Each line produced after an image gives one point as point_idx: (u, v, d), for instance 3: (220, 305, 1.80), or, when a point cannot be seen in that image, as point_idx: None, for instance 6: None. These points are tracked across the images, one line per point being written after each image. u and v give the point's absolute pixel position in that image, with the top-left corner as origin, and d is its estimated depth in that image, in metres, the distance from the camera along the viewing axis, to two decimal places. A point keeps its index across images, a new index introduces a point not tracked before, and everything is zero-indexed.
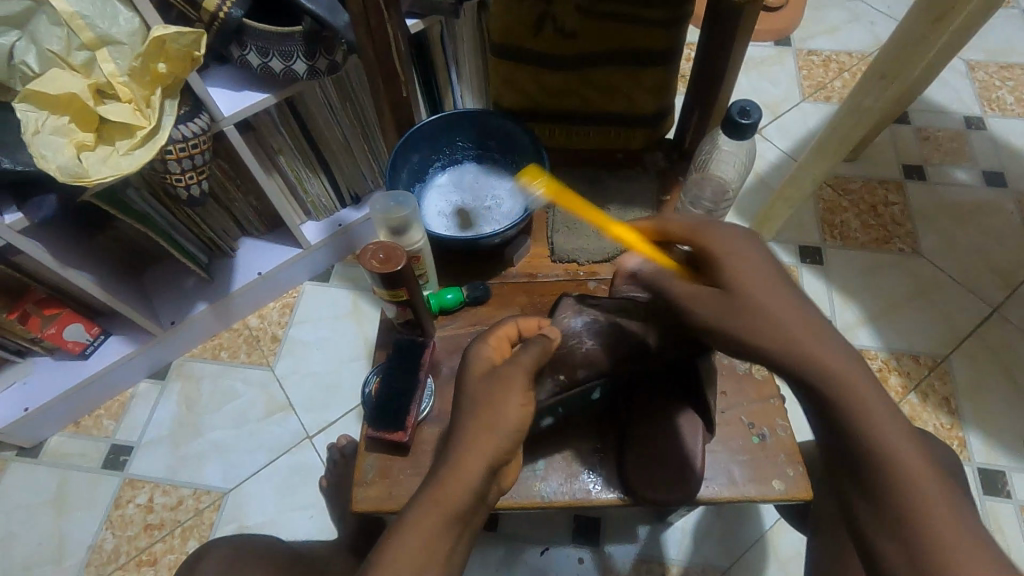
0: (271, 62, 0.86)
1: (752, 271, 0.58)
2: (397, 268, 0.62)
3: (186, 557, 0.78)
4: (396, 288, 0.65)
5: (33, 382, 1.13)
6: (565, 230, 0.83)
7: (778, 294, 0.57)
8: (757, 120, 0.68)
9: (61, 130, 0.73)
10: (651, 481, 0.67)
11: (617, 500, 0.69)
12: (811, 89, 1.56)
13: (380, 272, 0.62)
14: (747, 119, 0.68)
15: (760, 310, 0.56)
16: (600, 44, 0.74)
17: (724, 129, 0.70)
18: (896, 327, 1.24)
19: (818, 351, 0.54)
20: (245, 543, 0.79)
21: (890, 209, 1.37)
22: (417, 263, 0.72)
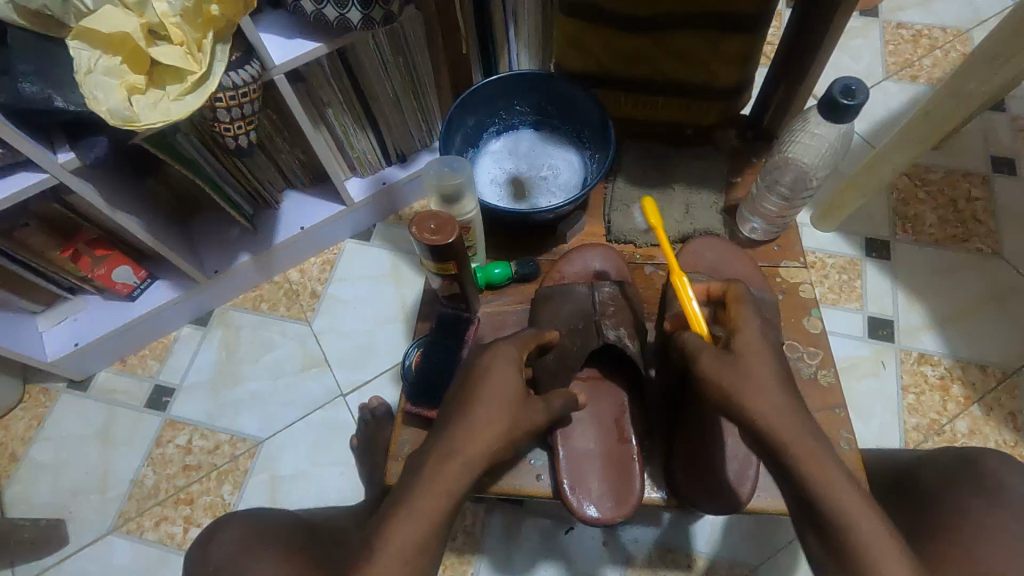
0: (326, 9, 0.83)
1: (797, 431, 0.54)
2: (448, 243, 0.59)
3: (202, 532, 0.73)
4: (446, 261, 0.62)
5: (83, 318, 1.17)
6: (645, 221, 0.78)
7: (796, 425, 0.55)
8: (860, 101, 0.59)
9: (113, 72, 0.70)
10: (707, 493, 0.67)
11: (658, 499, 0.71)
12: (896, 66, 1.44)
13: (430, 243, 0.59)
14: (847, 101, 0.59)
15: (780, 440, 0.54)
16: (681, 6, 0.65)
17: (822, 108, 0.62)
18: (965, 334, 1.15)
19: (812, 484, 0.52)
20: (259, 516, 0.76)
21: (971, 205, 1.26)
22: (467, 235, 0.69)
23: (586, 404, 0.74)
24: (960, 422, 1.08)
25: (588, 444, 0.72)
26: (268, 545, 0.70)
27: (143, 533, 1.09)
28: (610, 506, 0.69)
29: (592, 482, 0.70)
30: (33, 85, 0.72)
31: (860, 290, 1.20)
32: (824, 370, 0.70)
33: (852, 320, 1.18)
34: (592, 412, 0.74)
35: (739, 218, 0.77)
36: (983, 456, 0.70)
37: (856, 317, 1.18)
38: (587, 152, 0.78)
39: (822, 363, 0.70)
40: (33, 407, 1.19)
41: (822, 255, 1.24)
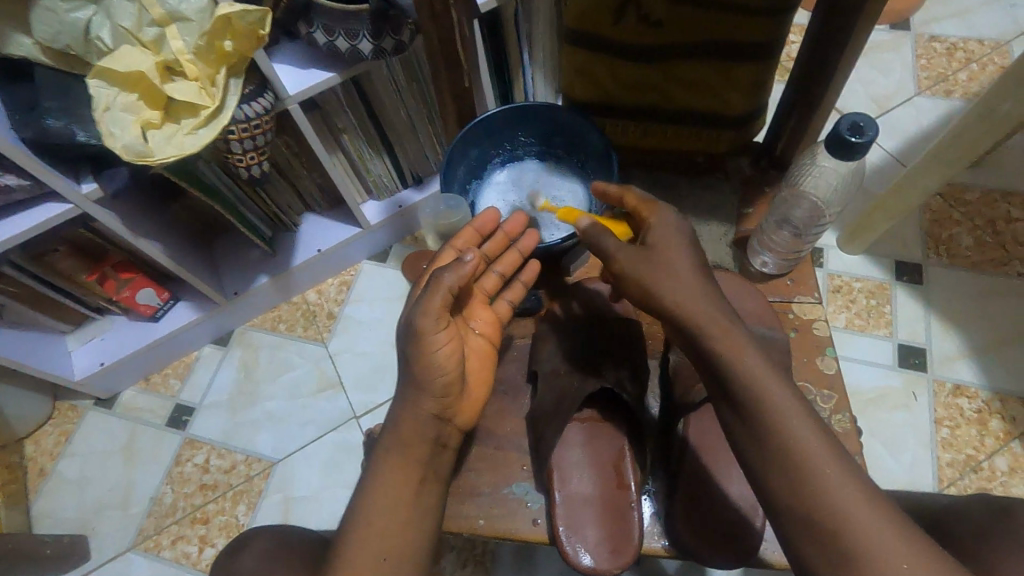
0: (337, 40, 0.84)
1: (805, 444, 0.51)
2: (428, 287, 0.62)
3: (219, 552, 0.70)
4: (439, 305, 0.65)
5: (109, 338, 1.20)
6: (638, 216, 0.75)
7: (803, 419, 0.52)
8: (874, 137, 0.56)
9: (130, 108, 0.73)
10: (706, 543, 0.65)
11: (660, 549, 0.69)
12: (929, 81, 1.38)
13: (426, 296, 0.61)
14: (858, 139, 0.56)
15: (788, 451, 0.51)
16: (689, 36, 0.63)
17: (830, 149, 0.59)
18: (1004, 364, 1.09)
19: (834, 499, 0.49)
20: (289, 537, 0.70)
21: (1011, 226, 1.20)
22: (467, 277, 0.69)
23: (583, 447, 0.71)
24: (999, 459, 1.02)
25: (585, 489, 0.69)
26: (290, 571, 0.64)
27: (161, 551, 1.11)
28: (606, 555, 0.65)
29: (589, 529, 0.67)
30: (57, 120, 0.75)
31: (889, 315, 1.15)
32: (841, 411, 0.67)
33: (881, 347, 1.12)
34: (590, 457, 0.71)
35: (749, 251, 0.74)
36: None
37: (885, 344, 1.13)
38: (591, 181, 0.77)
39: (838, 406, 0.66)
40: (62, 423, 1.23)
41: (848, 279, 1.19)
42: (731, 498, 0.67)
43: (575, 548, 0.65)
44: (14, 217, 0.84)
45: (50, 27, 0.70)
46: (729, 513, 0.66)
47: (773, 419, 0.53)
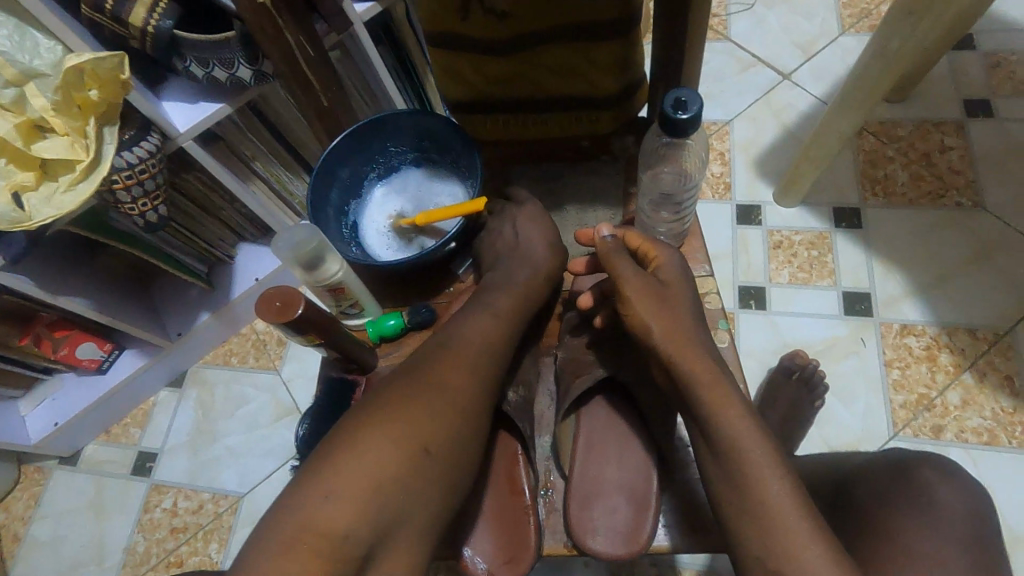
0: (214, 71, 0.82)
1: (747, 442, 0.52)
2: (298, 313, 0.52)
3: None
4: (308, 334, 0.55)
5: (61, 397, 1.20)
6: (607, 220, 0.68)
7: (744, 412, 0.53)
8: (698, 110, 0.52)
9: (1, 174, 0.72)
10: (597, 529, 0.59)
11: None
12: (852, 19, 1.35)
13: (277, 321, 0.52)
14: (685, 114, 0.52)
15: (732, 444, 0.52)
16: (541, 23, 0.61)
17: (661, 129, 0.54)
18: (949, 298, 1.08)
19: (764, 491, 0.50)
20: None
21: (945, 156, 1.18)
22: (343, 295, 0.62)
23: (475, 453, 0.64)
24: (951, 394, 1.01)
25: (480, 496, 0.62)
26: None
27: None
28: (501, 562, 0.59)
29: (482, 535, 0.60)
30: None
31: (831, 264, 1.14)
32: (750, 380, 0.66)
33: (827, 298, 1.11)
34: (485, 463, 0.64)
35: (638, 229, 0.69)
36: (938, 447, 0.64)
37: (829, 294, 1.11)
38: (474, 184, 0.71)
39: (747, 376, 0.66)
40: (30, 486, 1.24)
41: (788, 233, 1.17)
42: (623, 491, 0.61)
43: (466, 554, 0.59)
44: None
45: None
46: (626, 496, 0.60)
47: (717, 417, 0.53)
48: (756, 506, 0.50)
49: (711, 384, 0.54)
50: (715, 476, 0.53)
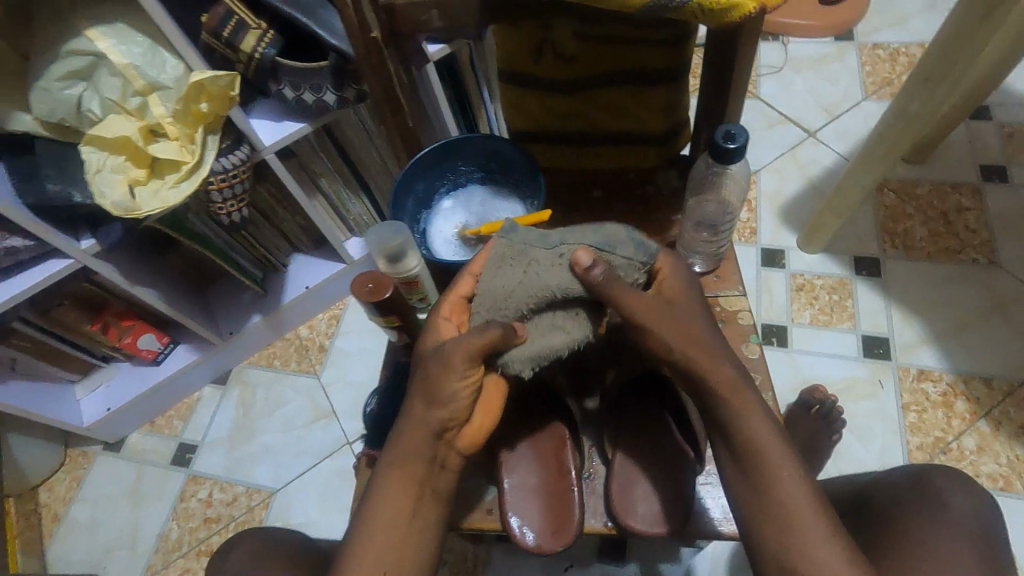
0: (303, 94, 0.93)
1: (772, 455, 0.58)
2: (386, 295, 0.62)
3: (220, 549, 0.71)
4: (389, 315, 0.65)
5: (115, 384, 1.28)
6: (619, 239, 0.65)
7: (764, 422, 0.59)
8: (746, 142, 0.60)
9: (119, 168, 0.82)
10: (636, 512, 0.67)
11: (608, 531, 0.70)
12: (875, 86, 1.46)
13: (369, 301, 0.62)
14: (734, 144, 0.60)
15: (755, 452, 0.58)
16: (604, 67, 0.70)
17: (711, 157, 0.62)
18: (965, 347, 1.13)
19: (786, 494, 0.56)
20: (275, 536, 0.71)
21: (962, 215, 1.25)
22: (417, 289, 0.71)
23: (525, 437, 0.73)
24: (967, 439, 1.05)
25: (533, 474, 0.70)
26: None
27: None
28: (548, 535, 0.67)
29: (533, 510, 0.68)
30: (56, 185, 0.84)
31: (851, 309, 1.19)
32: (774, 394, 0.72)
33: (846, 340, 1.17)
34: (537, 446, 0.72)
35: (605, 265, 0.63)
36: None
37: (849, 337, 1.17)
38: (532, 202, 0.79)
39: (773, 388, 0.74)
40: (73, 469, 1.30)
41: (810, 277, 1.24)
42: (659, 477, 0.69)
43: (517, 527, 0.67)
44: (20, 275, 0.93)
45: (46, 104, 0.79)
46: (661, 481, 0.68)
47: (746, 429, 0.58)
48: (778, 508, 0.56)
49: (733, 393, 0.59)
50: (737, 481, 0.59)
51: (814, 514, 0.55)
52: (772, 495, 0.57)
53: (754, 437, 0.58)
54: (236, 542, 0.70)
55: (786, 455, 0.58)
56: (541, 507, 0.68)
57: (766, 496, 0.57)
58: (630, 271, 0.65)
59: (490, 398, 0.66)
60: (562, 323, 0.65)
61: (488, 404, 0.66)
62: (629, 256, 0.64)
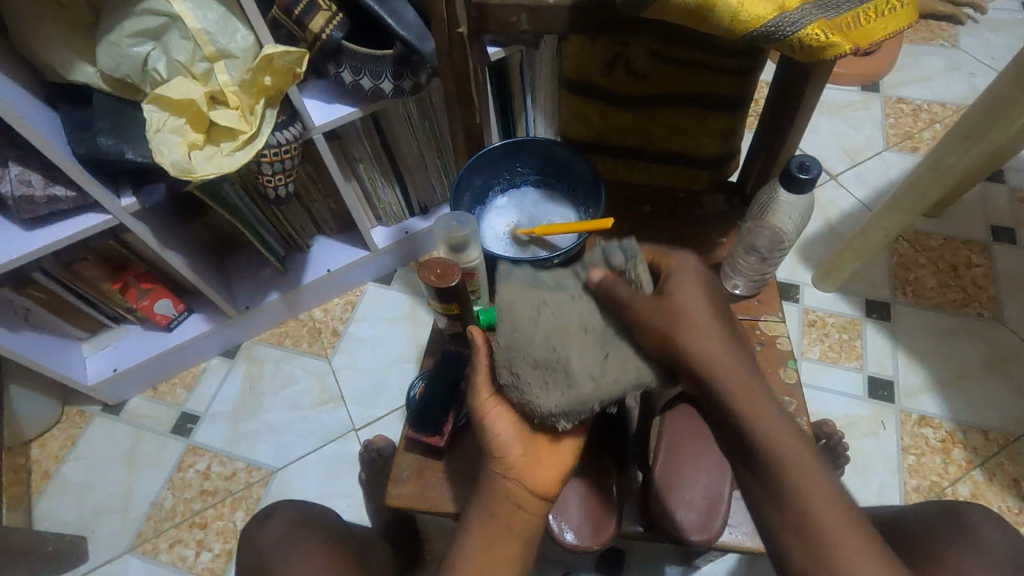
0: (362, 79, 0.94)
1: (795, 459, 0.53)
2: (453, 283, 0.66)
3: (254, 516, 0.78)
4: (449, 302, 0.68)
5: (123, 346, 1.26)
6: (608, 250, 0.66)
7: (779, 421, 0.54)
8: (817, 176, 0.67)
9: (178, 130, 0.83)
10: (676, 518, 0.67)
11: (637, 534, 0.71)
12: (897, 138, 1.51)
13: (435, 285, 0.66)
14: (807, 175, 0.67)
15: (765, 451, 0.53)
16: (670, 87, 0.75)
17: (783, 183, 0.69)
18: (965, 397, 1.16)
19: (809, 503, 0.52)
20: (310, 511, 0.77)
21: (971, 271, 1.30)
22: (472, 280, 0.77)
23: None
24: (961, 486, 1.08)
25: (571, 472, 0.71)
26: (296, 555, 0.70)
27: (158, 554, 1.14)
28: (587, 532, 0.68)
29: (571, 507, 0.69)
30: (109, 140, 0.84)
31: (860, 349, 1.23)
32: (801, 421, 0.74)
33: (852, 378, 1.20)
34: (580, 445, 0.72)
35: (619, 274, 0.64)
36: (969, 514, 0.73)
37: (855, 376, 1.20)
38: (582, 208, 0.85)
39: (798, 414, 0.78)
40: (68, 427, 1.27)
41: (822, 314, 1.27)
42: (698, 488, 0.69)
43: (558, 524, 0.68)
44: (55, 225, 0.92)
45: (113, 60, 0.80)
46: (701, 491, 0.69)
47: (762, 434, 0.53)
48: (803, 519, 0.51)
49: (743, 390, 0.55)
50: (758, 497, 0.54)
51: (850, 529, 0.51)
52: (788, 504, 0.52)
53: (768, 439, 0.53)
54: (271, 511, 0.77)
55: (802, 446, 0.53)
56: (581, 506, 0.69)
57: (793, 508, 0.52)
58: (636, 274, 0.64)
59: (554, 445, 0.62)
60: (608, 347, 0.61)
61: (553, 461, 0.61)
62: (623, 265, 0.64)
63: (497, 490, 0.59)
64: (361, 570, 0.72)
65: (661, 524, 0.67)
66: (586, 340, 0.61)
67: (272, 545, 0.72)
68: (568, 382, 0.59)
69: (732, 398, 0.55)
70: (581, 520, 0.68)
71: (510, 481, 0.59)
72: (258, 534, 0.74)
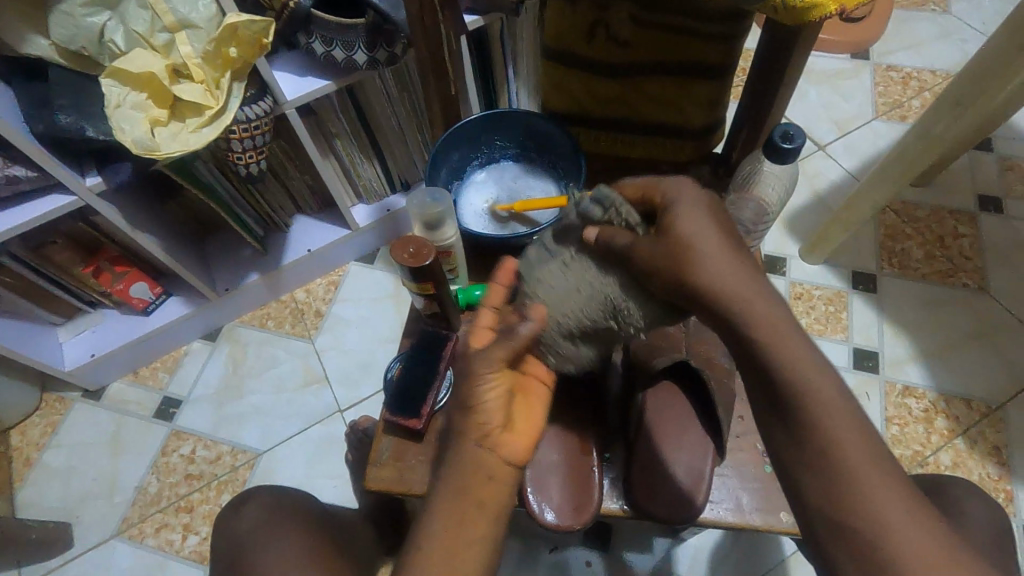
0: (334, 50, 0.89)
1: (841, 430, 0.49)
2: (427, 263, 0.64)
3: (230, 502, 0.78)
4: (424, 282, 0.66)
5: (100, 331, 1.24)
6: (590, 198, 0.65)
7: (803, 352, 0.52)
8: (800, 145, 0.65)
9: (140, 105, 0.79)
10: (657, 497, 0.67)
11: (618, 510, 0.71)
12: (886, 107, 1.48)
13: (409, 265, 0.64)
14: (790, 145, 0.65)
15: (804, 421, 0.50)
16: (652, 55, 0.73)
17: (766, 152, 0.67)
18: (949, 368, 1.17)
19: (854, 476, 0.48)
20: (284, 495, 0.77)
21: (958, 241, 1.29)
22: (449, 259, 0.75)
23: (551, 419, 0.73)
24: (943, 455, 1.10)
25: (552, 450, 0.71)
26: (277, 539, 0.69)
27: (144, 539, 1.13)
28: (568, 512, 0.67)
29: (552, 486, 0.68)
30: (68, 117, 0.80)
31: (846, 321, 1.23)
32: None
33: (838, 350, 1.20)
34: (556, 424, 0.73)
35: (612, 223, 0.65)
36: (951, 486, 0.73)
37: (841, 348, 1.20)
38: (564, 183, 0.83)
39: None
40: (48, 415, 1.25)
41: (809, 286, 1.27)
42: (680, 466, 0.68)
43: (538, 503, 0.67)
44: (18, 208, 0.89)
45: (68, 30, 0.76)
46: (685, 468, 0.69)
47: (800, 400, 0.51)
48: (842, 495, 0.48)
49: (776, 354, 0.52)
50: (804, 478, 0.50)
51: (901, 507, 0.46)
52: (829, 479, 0.49)
53: (816, 413, 0.50)
54: (247, 497, 0.76)
55: (835, 389, 0.51)
56: (562, 482, 0.69)
57: (832, 486, 0.48)
58: (622, 215, 0.64)
59: (529, 417, 0.58)
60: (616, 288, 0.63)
61: (527, 427, 0.57)
62: (607, 216, 0.66)
63: (470, 461, 0.54)
64: (344, 552, 0.72)
65: (641, 502, 0.67)
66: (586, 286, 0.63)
67: (247, 532, 0.71)
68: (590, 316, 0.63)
69: (754, 330, 0.53)
70: (562, 499, 0.68)
71: (487, 453, 0.54)
72: (232, 520, 0.74)
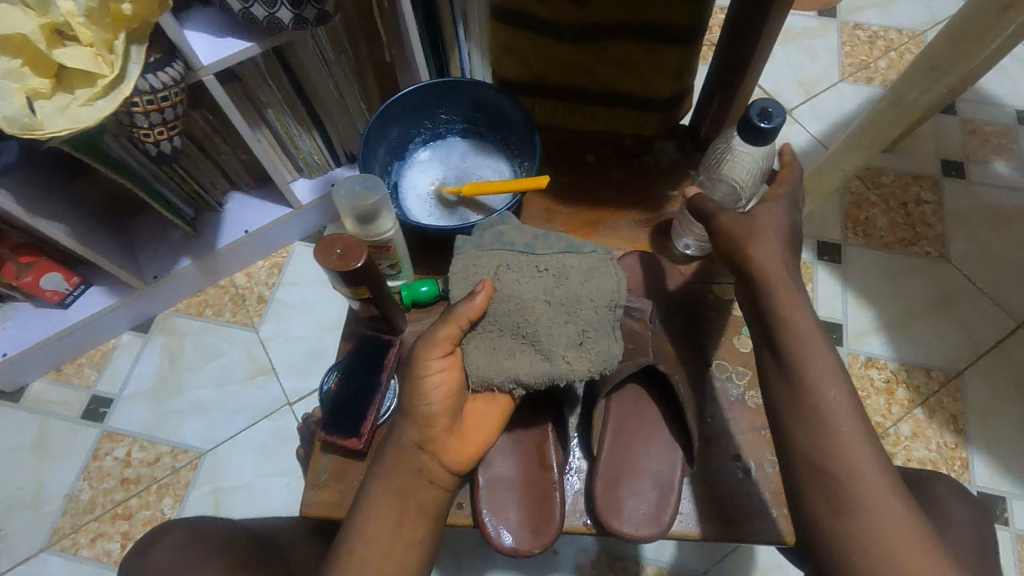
0: (252, 7, 0.77)
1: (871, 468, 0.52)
2: (356, 266, 0.57)
3: (142, 539, 0.71)
4: (358, 286, 0.60)
5: (11, 327, 1.11)
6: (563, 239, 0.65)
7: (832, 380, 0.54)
8: (780, 125, 0.59)
9: (12, 74, 0.67)
10: (622, 514, 0.64)
11: (582, 526, 0.66)
12: (852, 68, 1.44)
13: (338, 269, 0.57)
14: (768, 124, 0.59)
15: (836, 450, 0.53)
16: (614, 16, 0.65)
17: (742, 133, 0.61)
18: (910, 337, 1.17)
19: (882, 509, 0.51)
20: (202, 527, 0.71)
21: (921, 208, 1.28)
22: (388, 253, 0.67)
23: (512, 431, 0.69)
24: (904, 425, 1.10)
25: (510, 468, 0.68)
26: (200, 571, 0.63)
27: (79, 550, 1.05)
28: (527, 535, 0.64)
29: (509, 508, 0.65)
30: None
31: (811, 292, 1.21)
32: (751, 391, 0.71)
33: None
34: (514, 435, 0.69)
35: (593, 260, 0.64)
36: None
37: None
38: (516, 161, 0.76)
39: (750, 383, 0.71)
40: None
41: None
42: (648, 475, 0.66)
43: (495, 526, 0.64)
44: None
45: None
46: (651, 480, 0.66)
47: (833, 432, 0.53)
48: (874, 529, 0.50)
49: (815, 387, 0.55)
50: (824, 502, 0.53)
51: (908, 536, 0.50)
52: (843, 506, 0.51)
53: (848, 447, 0.53)
54: (162, 534, 0.70)
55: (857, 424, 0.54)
56: (518, 504, 0.66)
57: (853, 517, 0.51)
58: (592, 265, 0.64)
59: (478, 420, 0.61)
60: (583, 326, 0.62)
61: (474, 436, 0.59)
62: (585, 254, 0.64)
63: (410, 462, 0.56)
64: None
65: (605, 519, 0.64)
66: (553, 313, 0.61)
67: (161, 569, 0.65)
68: (541, 352, 0.61)
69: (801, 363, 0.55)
70: (518, 523, 0.65)
71: (428, 456, 0.56)
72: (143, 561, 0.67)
